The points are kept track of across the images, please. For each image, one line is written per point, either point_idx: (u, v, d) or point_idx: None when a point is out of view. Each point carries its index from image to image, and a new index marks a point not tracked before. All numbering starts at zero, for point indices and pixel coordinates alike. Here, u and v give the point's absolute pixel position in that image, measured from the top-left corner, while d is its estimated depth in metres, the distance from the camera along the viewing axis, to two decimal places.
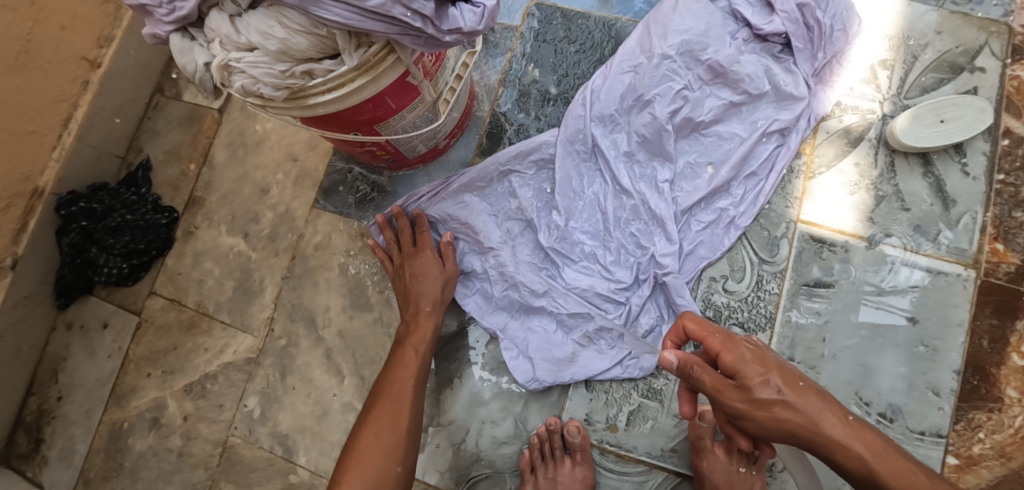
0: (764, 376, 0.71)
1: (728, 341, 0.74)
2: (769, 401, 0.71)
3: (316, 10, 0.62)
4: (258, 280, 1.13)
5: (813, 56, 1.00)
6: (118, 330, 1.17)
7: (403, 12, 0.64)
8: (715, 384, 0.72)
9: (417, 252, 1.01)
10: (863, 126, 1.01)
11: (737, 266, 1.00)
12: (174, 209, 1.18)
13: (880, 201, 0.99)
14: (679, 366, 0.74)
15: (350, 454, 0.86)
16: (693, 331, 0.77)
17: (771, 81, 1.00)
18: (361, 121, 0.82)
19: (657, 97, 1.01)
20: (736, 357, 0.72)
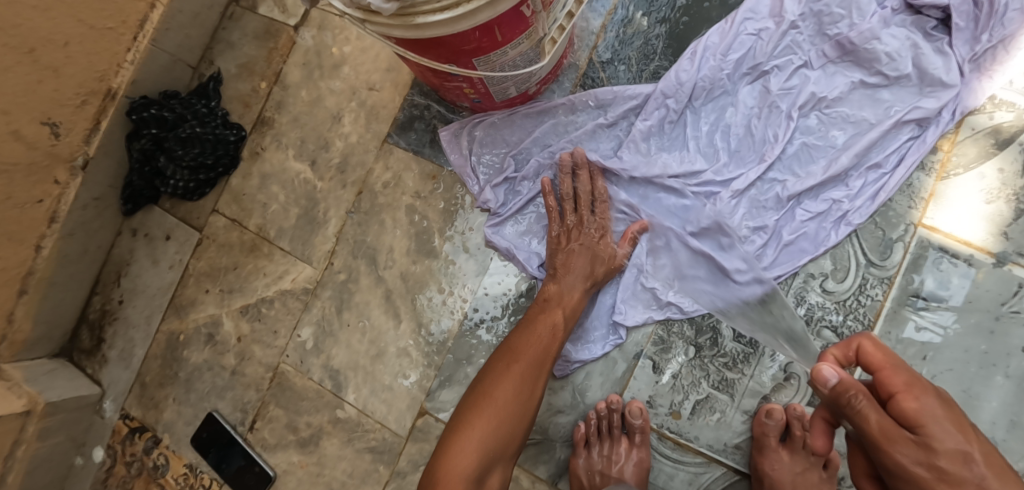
0: (960, 448, 0.63)
1: (911, 386, 0.68)
2: (960, 477, 0.62)
3: None
4: (322, 211, 1.10)
5: (975, 38, 0.86)
6: (180, 242, 1.16)
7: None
8: (881, 428, 0.65)
9: (592, 220, 0.94)
10: (1017, 126, 0.88)
11: (841, 264, 0.90)
12: (243, 127, 1.15)
13: (1021, 215, 0.87)
14: (838, 388, 0.70)
15: (467, 416, 0.81)
16: (872, 361, 0.72)
17: (917, 61, 0.87)
18: (462, 49, 0.74)
19: (776, 70, 0.91)
20: (922, 408, 0.65)
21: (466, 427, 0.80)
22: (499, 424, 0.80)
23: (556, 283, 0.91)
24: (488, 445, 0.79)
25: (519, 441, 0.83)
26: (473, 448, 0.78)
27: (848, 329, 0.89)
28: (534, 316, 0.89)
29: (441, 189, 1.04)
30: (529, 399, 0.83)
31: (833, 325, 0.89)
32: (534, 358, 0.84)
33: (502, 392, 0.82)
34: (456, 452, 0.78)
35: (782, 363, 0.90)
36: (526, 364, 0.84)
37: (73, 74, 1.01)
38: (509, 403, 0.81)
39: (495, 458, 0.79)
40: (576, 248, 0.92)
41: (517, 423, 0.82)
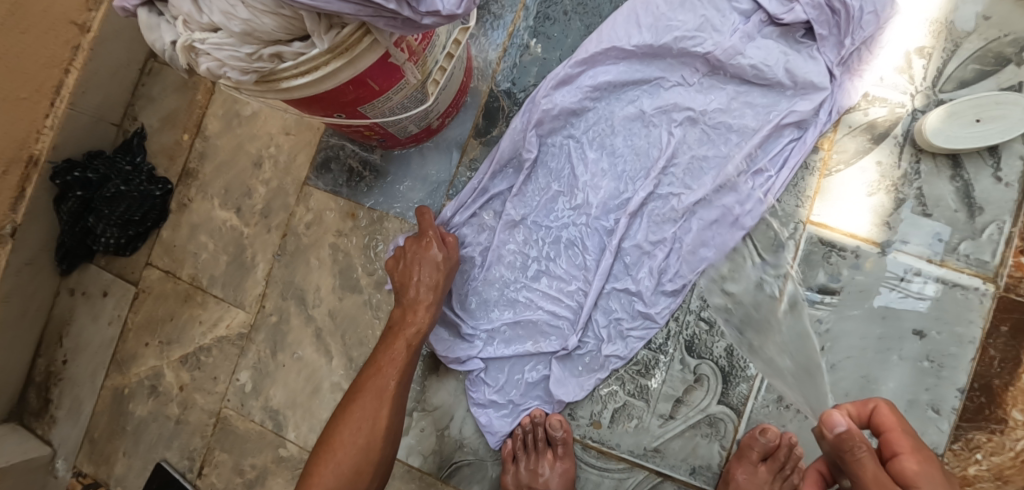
0: None
1: (915, 451, 0.75)
2: None
3: None
4: (250, 256, 1.13)
5: (840, 43, 0.91)
6: (118, 298, 1.19)
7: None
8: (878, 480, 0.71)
9: (420, 236, 0.95)
10: (891, 121, 0.93)
11: (738, 266, 0.94)
12: (169, 181, 1.18)
13: (900, 204, 0.92)
14: (843, 435, 0.73)
15: (324, 447, 0.87)
16: (882, 420, 0.78)
17: (786, 69, 0.92)
18: (343, 102, 0.78)
19: (645, 93, 0.97)
20: (919, 470, 0.73)
21: (322, 459, 0.86)
22: (360, 421, 0.87)
23: (401, 305, 0.94)
24: (346, 461, 0.85)
25: (387, 443, 0.88)
26: (328, 477, 0.84)
27: (750, 327, 0.93)
28: (388, 334, 0.93)
29: (361, 225, 1.08)
30: (394, 391, 0.89)
31: (736, 325, 0.93)
32: (410, 342, 0.91)
33: (367, 393, 0.89)
34: (315, 477, 0.85)
35: (691, 366, 0.94)
36: (391, 373, 0.90)
37: None
38: (373, 404, 0.87)
39: (349, 470, 0.85)
40: (413, 264, 0.94)
41: (382, 422, 0.87)
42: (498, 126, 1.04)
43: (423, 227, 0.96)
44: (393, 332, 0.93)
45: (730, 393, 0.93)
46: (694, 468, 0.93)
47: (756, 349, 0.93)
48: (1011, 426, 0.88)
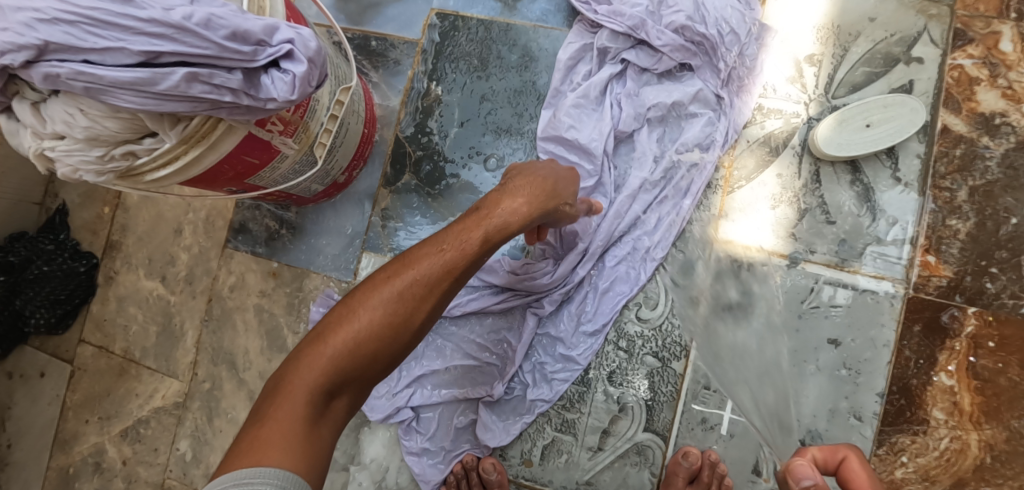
0: None
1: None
2: None
3: (107, 99, 0.57)
4: (179, 324, 1.12)
5: (715, 67, 0.95)
6: (55, 378, 1.18)
7: (204, 89, 0.58)
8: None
9: (540, 164, 0.81)
10: (787, 132, 0.94)
11: (650, 293, 0.94)
12: (94, 255, 1.18)
13: (803, 215, 0.92)
14: None
15: (312, 339, 0.65)
16: (851, 475, 0.70)
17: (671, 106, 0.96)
18: (224, 179, 0.79)
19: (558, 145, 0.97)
20: None
21: (342, 319, 0.66)
22: (387, 307, 0.66)
23: (494, 191, 0.76)
24: (366, 343, 0.65)
25: (419, 334, 0.69)
26: (334, 351, 0.64)
27: (668, 352, 0.94)
28: (471, 215, 0.73)
29: (282, 284, 1.07)
30: (444, 290, 0.69)
31: (654, 352, 0.94)
32: (485, 238, 0.71)
33: (409, 273, 0.68)
34: (330, 336, 0.65)
35: (614, 396, 0.94)
36: (443, 267, 0.69)
37: None
38: (436, 269, 0.68)
39: (366, 355, 0.65)
40: (525, 167, 0.79)
41: (417, 313, 0.67)
42: (407, 173, 1.04)
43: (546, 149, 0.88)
44: (473, 216, 0.73)
45: (655, 419, 0.93)
46: None
47: (676, 373, 0.93)
48: (933, 425, 0.88)
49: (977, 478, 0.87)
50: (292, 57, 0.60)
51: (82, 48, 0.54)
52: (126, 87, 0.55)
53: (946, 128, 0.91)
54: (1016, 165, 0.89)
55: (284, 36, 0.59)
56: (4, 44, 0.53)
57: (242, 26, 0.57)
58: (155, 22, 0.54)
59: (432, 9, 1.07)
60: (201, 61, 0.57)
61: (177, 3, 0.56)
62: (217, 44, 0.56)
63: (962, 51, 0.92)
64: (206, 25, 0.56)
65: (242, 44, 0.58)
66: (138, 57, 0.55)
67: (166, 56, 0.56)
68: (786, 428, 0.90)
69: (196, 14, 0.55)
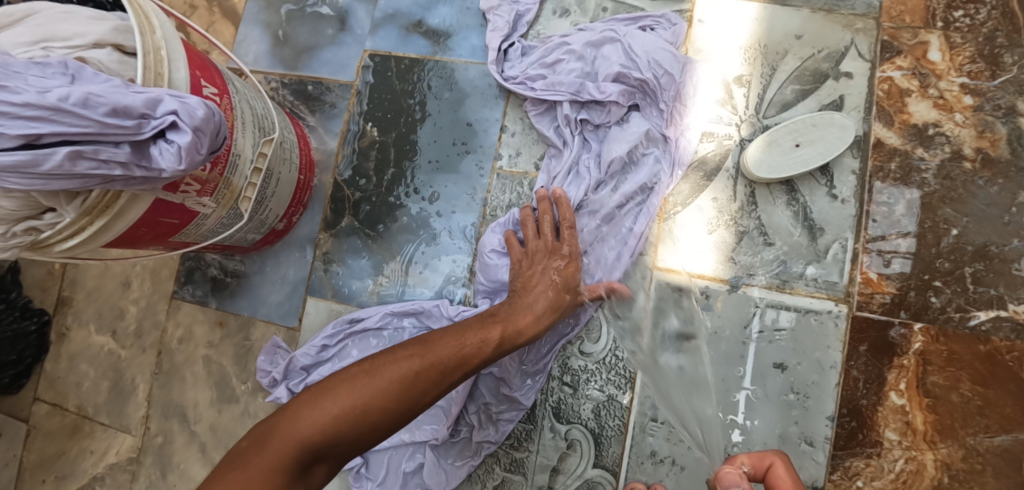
0: None
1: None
2: None
3: None
4: (129, 379, 1.11)
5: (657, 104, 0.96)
6: (9, 439, 1.17)
7: (91, 166, 0.58)
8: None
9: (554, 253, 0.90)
10: (719, 154, 0.93)
11: (593, 325, 0.93)
12: (45, 312, 1.17)
13: (741, 238, 0.91)
14: None
15: (274, 434, 0.65)
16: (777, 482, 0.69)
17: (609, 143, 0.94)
18: (145, 241, 0.79)
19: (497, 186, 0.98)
20: None
21: (331, 394, 0.68)
22: (388, 380, 0.70)
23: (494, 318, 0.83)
24: (340, 427, 0.66)
25: (416, 414, 0.73)
26: (322, 427, 0.66)
27: (613, 385, 0.92)
28: (435, 336, 0.76)
29: (229, 333, 1.06)
30: (441, 387, 0.73)
31: (599, 385, 0.92)
32: (467, 358, 0.76)
33: (416, 361, 0.72)
34: (323, 403, 0.67)
35: (562, 432, 0.92)
36: (455, 359, 0.75)
37: None
38: (403, 378, 0.70)
39: (367, 427, 0.68)
40: (527, 300, 0.85)
41: (417, 401, 0.71)
42: (347, 215, 1.04)
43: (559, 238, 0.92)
44: (440, 336, 0.77)
45: (604, 454, 0.91)
46: None
47: (623, 406, 0.91)
48: (886, 447, 0.86)
49: None
50: (177, 127, 0.60)
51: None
52: (9, 171, 0.56)
53: (879, 141, 0.90)
54: (953, 175, 0.88)
55: (168, 108, 0.59)
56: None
57: (121, 102, 0.57)
58: (31, 105, 0.55)
59: (367, 50, 1.08)
60: (84, 139, 0.57)
61: (55, 84, 0.56)
62: (96, 122, 0.56)
63: (890, 63, 0.91)
64: (83, 105, 0.56)
65: (124, 119, 0.58)
66: (17, 140, 0.56)
67: (47, 137, 0.56)
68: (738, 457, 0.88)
69: (72, 94, 0.55)
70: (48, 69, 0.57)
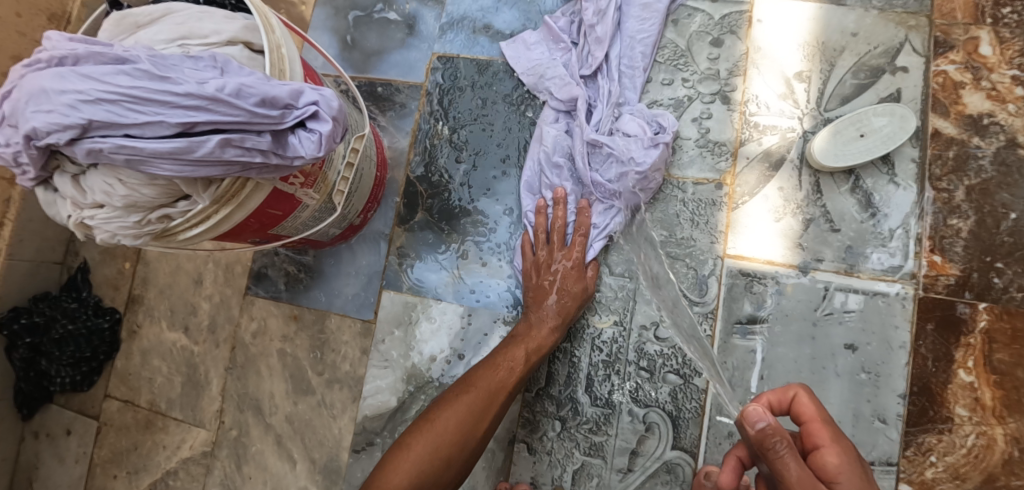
0: None
1: (835, 442, 0.72)
2: None
3: (146, 168, 0.61)
4: (204, 373, 1.14)
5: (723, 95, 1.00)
6: (81, 434, 1.19)
7: (237, 153, 0.63)
8: (801, 479, 0.66)
9: (575, 277, 0.95)
10: (784, 146, 0.97)
11: (666, 310, 0.97)
12: (116, 310, 1.20)
13: (808, 224, 0.95)
14: (766, 432, 0.69)
15: None
16: (801, 411, 0.75)
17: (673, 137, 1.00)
18: (250, 232, 0.83)
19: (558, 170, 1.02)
20: (840, 462, 0.71)
21: (414, 433, 0.87)
22: (423, 463, 0.83)
23: (528, 319, 0.95)
24: (423, 472, 0.83)
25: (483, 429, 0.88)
26: (409, 467, 0.83)
27: (689, 368, 0.95)
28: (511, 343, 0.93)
29: (304, 327, 1.09)
30: (457, 443, 0.85)
31: (676, 369, 0.95)
32: (504, 381, 0.90)
33: (440, 423, 0.86)
34: (414, 443, 0.85)
35: (640, 416, 0.95)
36: (477, 399, 0.88)
37: None
38: (456, 421, 0.86)
39: (439, 462, 0.84)
40: (546, 285, 0.95)
41: (464, 445, 0.86)
42: (419, 211, 1.08)
43: (569, 243, 0.97)
44: (465, 383, 0.91)
45: (682, 436, 0.94)
46: None
47: (699, 389, 0.94)
48: (957, 423, 0.89)
49: (1006, 473, 0.88)
50: (318, 117, 0.66)
51: (123, 123, 0.59)
52: (165, 157, 0.60)
53: (937, 131, 0.94)
54: (1009, 162, 0.92)
55: (309, 99, 0.65)
56: (51, 125, 0.58)
57: (270, 93, 0.63)
58: (190, 95, 0.60)
59: (435, 53, 1.12)
60: (234, 128, 0.62)
61: (209, 77, 0.61)
62: (247, 111, 0.62)
63: (944, 58, 0.96)
64: (237, 95, 0.61)
65: (272, 108, 0.63)
66: (175, 128, 0.60)
67: (200, 125, 0.61)
68: None
69: (228, 85, 0.61)
70: (200, 62, 0.63)
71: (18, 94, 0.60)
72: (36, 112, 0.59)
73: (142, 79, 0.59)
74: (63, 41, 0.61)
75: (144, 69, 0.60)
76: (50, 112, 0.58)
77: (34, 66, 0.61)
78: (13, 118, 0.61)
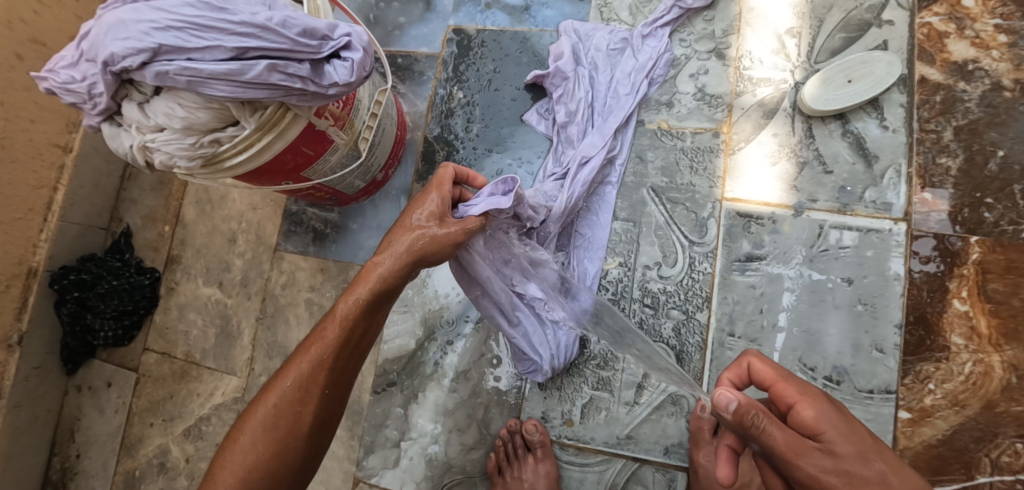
0: (857, 447, 0.66)
1: (805, 396, 0.69)
2: (864, 476, 0.65)
3: (204, 89, 0.70)
4: (236, 324, 1.21)
5: (719, 50, 1.07)
6: (121, 386, 1.27)
7: (281, 77, 0.72)
8: (789, 445, 0.66)
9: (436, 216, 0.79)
10: (777, 97, 1.03)
11: (669, 251, 1.02)
12: (156, 269, 1.28)
13: (803, 168, 1.00)
14: (741, 411, 0.66)
15: None
16: (763, 376, 0.73)
17: (668, 97, 1.07)
18: (285, 171, 0.91)
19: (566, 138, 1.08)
20: (817, 414, 0.68)
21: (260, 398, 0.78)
22: None
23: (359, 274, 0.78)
24: (252, 451, 0.75)
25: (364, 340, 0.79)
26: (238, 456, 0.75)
27: (691, 304, 1.00)
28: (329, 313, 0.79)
29: (330, 278, 1.16)
30: (282, 441, 0.76)
31: (678, 305, 1.00)
32: (320, 357, 0.77)
33: (245, 438, 0.76)
34: (239, 433, 0.76)
35: None
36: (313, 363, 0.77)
37: None
38: (264, 430, 0.75)
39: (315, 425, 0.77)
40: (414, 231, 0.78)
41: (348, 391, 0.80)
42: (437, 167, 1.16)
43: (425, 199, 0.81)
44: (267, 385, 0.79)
45: (686, 369, 0.99)
46: (667, 448, 0.98)
47: (702, 323, 0.99)
48: (954, 351, 0.92)
49: (1006, 399, 0.90)
50: (350, 47, 0.74)
51: (188, 48, 0.68)
52: (221, 78, 0.69)
53: (924, 78, 0.99)
54: (995, 104, 0.96)
55: (343, 32, 0.74)
56: (127, 50, 0.67)
57: (310, 24, 0.71)
58: (244, 24, 0.69)
59: (450, 25, 1.21)
60: (280, 55, 0.71)
61: (260, 9, 0.70)
62: (291, 39, 0.71)
63: (929, 11, 1.01)
64: (283, 25, 0.70)
65: (311, 39, 0.72)
66: (230, 52, 0.69)
67: (251, 51, 0.70)
68: (813, 366, 0.95)
69: (275, 17, 0.70)
70: None
71: (98, 28, 0.69)
72: (114, 40, 0.68)
73: (203, 10, 0.68)
74: None
75: (205, 2, 0.68)
76: (126, 39, 0.67)
77: (111, 6, 0.71)
78: (91, 51, 0.70)
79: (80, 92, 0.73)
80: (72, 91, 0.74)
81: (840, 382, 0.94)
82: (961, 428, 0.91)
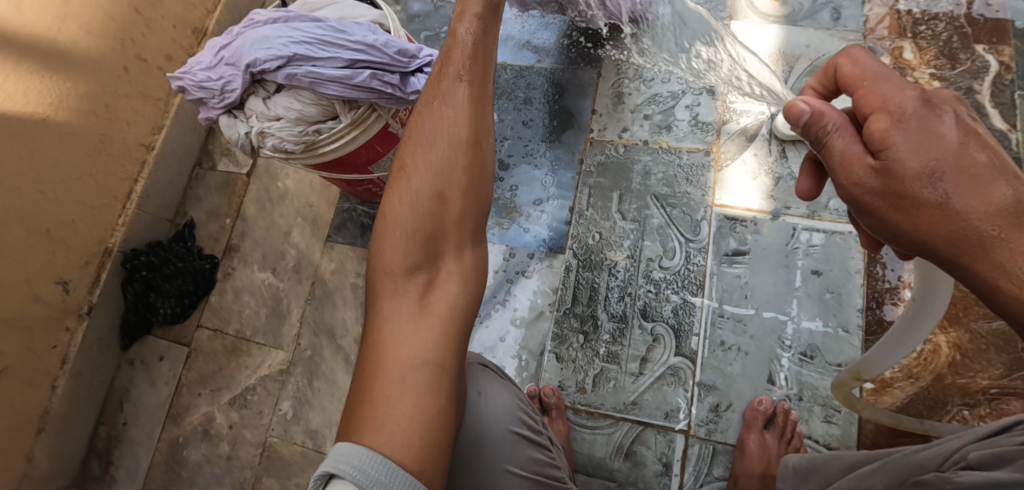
0: (925, 166, 0.61)
1: (884, 104, 0.62)
2: (919, 197, 0.61)
3: (320, 89, 0.92)
4: (286, 305, 1.36)
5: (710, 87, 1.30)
6: (173, 360, 1.40)
7: (378, 84, 0.93)
8: (843, 158, 0.65)
9: None
10: (757, 125, 1.26)
11: (669, 247, 1.22)
12: (215, 256, 1.44)
13: (778, 182, 1.22)
14: (808, 120, 0.65)
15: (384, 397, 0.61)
16: (845, 78, 0.66)
17: (668, 124, 1.29)
18: (358, 164, 1.08)
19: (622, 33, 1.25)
20: (891, 125, 0.61)
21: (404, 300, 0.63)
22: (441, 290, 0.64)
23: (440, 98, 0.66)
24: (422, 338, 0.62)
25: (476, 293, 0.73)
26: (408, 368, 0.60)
27: (688, 289, 1.19)
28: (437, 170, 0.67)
29: None
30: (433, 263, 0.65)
31: (677, 290, 1.19)
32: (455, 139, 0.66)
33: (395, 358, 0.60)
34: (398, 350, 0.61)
35: (648, 328, 1.18)
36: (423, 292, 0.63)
37: (79, 241, 1.30)
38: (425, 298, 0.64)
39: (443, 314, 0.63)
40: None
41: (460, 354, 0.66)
42: None
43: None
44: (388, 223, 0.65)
45: (683, 345, 1.15)
46: (668, 413, 1.13)
47: (695, 306, 1.17)
48: None
49: (952, 372, 1.08)
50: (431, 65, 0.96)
51: (314, 58, 0.91)
52: (335, 81, 0.91)
53: None
54: None
55: (428, 53, 0.95)
56: (269, 57, 0.90)
57: (404, 45, 0.93)
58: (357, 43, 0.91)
59: None
60: (379, 67, 0.93)
61: (368, 34, 0.93)
62: (390, 56, 0.92)
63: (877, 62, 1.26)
64: (385, 45, 0.92)
65: (403, 57, 0.94)
66: (344, 63, 0.91)
67: (360, 63, 0.92)
68: (790, 343, 1.13)
69: (380, 39, 0.92)
70: (361, 27, 0.94)
71: (244, 41, 0.93)
72: (258, 50, 0.91)
73: (328, 32, 0.92)
74: (275, 12, 0.95)
75: (329, 28, 0.92)
76: (268, 49, 0.91)
77: (253, 26, 0.95)
78: (233, 57, 0.94)
79: (212, 89, 0.96)
80: (205, 88, 0.96)
81: (813, 357, 1.11)
82: (916, 396, 1.08)
